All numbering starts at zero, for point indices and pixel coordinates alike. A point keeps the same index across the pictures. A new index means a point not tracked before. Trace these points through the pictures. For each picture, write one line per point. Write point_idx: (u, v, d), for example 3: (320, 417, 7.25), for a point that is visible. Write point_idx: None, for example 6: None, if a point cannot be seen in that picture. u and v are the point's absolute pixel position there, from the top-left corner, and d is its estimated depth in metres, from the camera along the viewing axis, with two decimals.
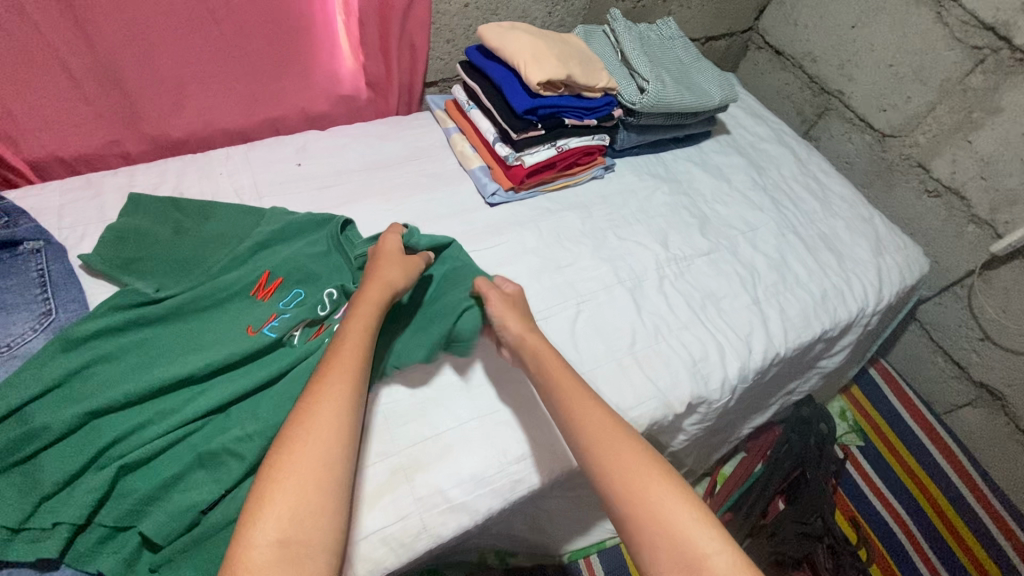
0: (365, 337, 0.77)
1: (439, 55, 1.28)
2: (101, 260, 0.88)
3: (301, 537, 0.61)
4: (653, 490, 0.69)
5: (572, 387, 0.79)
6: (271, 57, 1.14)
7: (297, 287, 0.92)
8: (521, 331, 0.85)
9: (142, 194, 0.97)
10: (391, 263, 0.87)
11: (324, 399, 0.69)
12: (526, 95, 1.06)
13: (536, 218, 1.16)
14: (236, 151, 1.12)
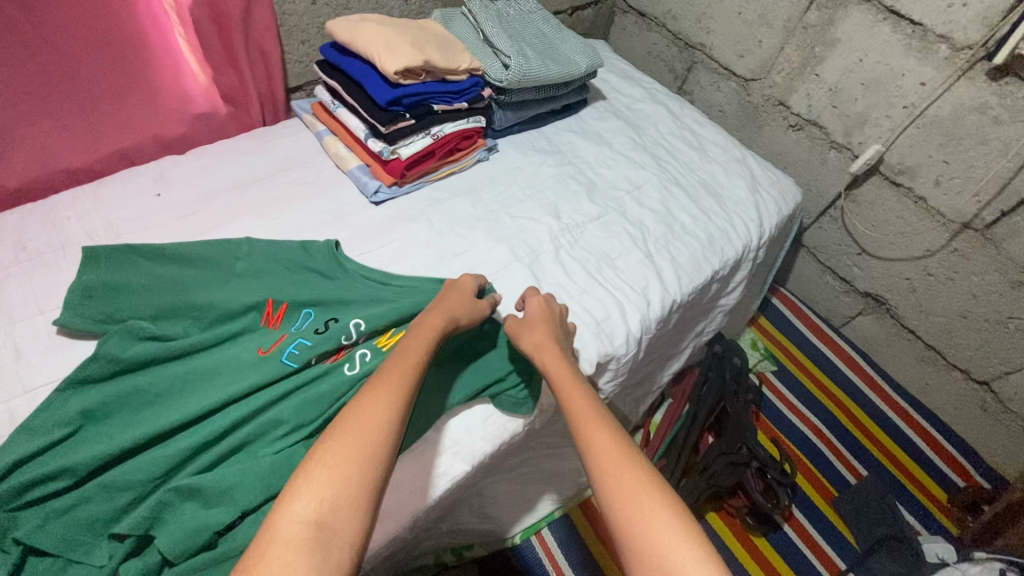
0: (427, 351, 0.76)
1: (297, 58, 1.24)
2: (84, 318, 0.85)
3: (332, 521, 0.58)
4: (656, 523, 0.58)
5: (584, 389, 0.74)
6: (105, 84, 1.04)
7: (307, 308, 0.92)
8: (546, 344, 0.82)
9: (99, 246, 0.92)
10: (457, 296, 0.87)
11: (383, 401, 0.67)
12: (386, 87, 1.03)
13: (425, 210, 1.14)
14: (84, 192, 1.02)
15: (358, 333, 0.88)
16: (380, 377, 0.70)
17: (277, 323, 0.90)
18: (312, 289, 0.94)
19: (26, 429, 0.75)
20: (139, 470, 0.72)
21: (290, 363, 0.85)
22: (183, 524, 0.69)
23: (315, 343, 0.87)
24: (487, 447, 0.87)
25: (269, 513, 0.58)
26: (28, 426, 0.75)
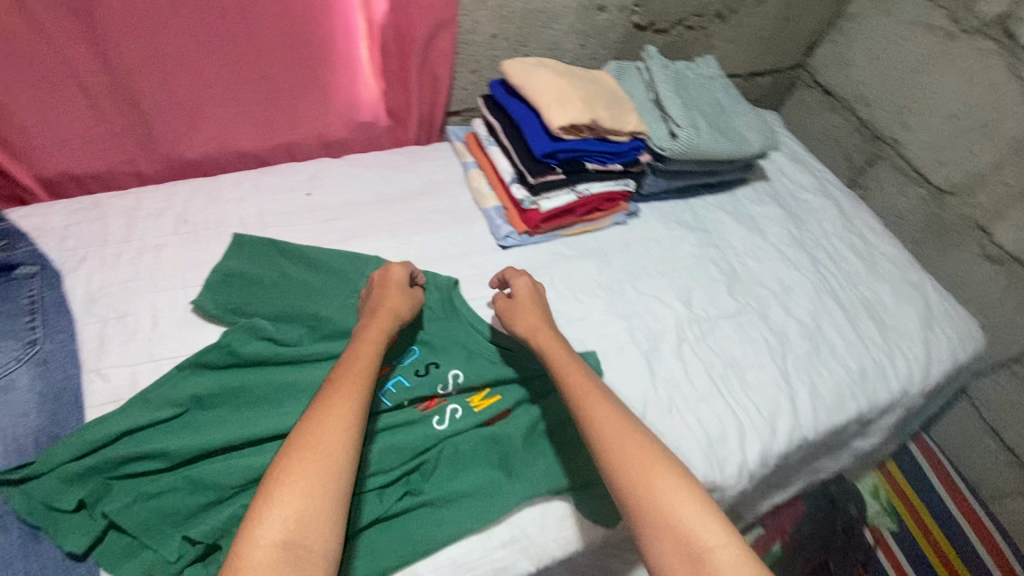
0: (376, 354, 0.73)
1: (462, 85, 1.23)
2: (214, 305, 0.88)
3: (302, 532, 0.56)
4: (660, 480, 0.61)
5: (576, 368, 0.76)
6: (289, 83, 1.11)
7: (412, 345, 0.89)
8: (536, 323, 0.83)
9: (245, 235, 0.97)
10: (395, 293, 0.83)
11: (344, 399, 0.66)
12: (546, 137, 0.99)
13: (550, 264, 1.08)
14: (246, 178, 1.09)
15: (455, 385, 0.86)
16: (335, 383, 0.68)
17: (381, 352, 0.88)
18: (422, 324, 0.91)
19: (141, 399, 0.78)
20: (229, 474, 0.73)
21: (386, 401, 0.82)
22: None
23: (414, 385, 0.84)
24: (558, 552, 0.79)
25: (233, 541, 0.55)
26: (143, 396, 0.78)
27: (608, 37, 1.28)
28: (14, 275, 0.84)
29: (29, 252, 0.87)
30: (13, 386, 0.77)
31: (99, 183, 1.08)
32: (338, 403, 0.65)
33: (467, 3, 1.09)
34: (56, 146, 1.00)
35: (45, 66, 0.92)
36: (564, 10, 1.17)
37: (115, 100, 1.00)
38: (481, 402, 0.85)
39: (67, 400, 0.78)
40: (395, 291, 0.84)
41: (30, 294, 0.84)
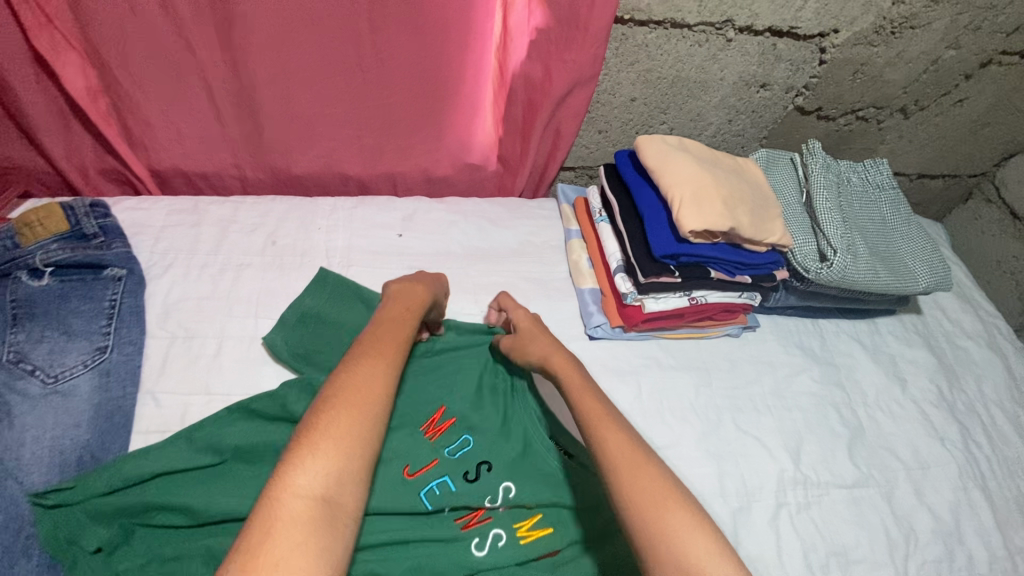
0: (412, 325, 0.72)
1: (585, 143, 1.11)
2: (284, 346, 0.84)
3: (332, 487, 0.51)
4: (678, 520, 0.57)
5: (590, 393, 0.72)
6: (407, 113, 1.05)
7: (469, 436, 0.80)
8: (549, 354, 0.79)
9: (329, 270, 0.91)
10: (425, 286, 0.81)
11: (383, 359, 0.63)
12: (670, 238, 0.85)
13: (641, 370, 0.95)
14: (344, 206, 1.05)
15: (504, 501, 0.75)
16: (371, 345, 0.65)
17: (433, 436, 0.79)
18: (483, 412, 0.82)
19: (187, 435, 0.74)
20: None
21: (426, 503, 0.74)
22: None
23: (458, 490, 0.75)
24: None
25: (265, 486, 0.50)
26: (190, 433, 0.74)
27: (763, 118, 1.11)
28: (103, 275, 0.84)
29: (120, 254, 0.85)
30: (73, 394, 0.76)
31: (205, 185, 1.07)
32: (374, 365, 0.61)
33: (614, 63, 0.96)
34: (173, 142, 1.00)
35: (177, 65, 0.92)
36: (720, 82, 1.02)
37: (237, 106, 0.99)
38: (526, 533, 0.74)
39: (117, 422, 0.76)
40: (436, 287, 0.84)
41: (112, 297, 0.83)
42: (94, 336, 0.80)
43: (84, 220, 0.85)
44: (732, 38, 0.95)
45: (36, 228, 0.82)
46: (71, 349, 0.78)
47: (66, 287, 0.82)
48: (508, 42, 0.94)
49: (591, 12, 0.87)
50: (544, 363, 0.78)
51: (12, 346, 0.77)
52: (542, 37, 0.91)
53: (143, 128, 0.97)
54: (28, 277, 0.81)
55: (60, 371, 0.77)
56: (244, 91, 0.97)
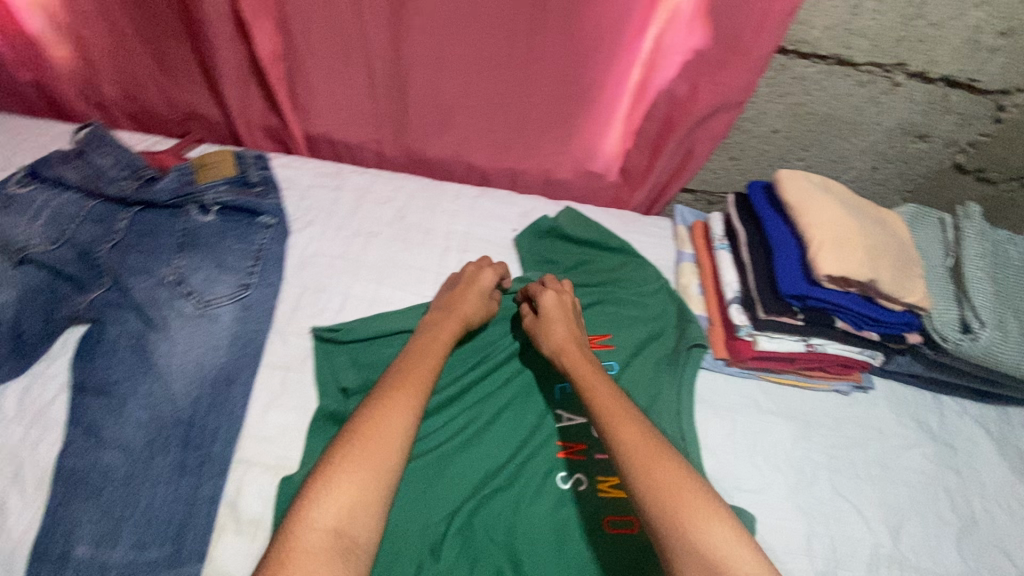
0: (448, 342, 0.80)
1: (712, 168, 1.09)
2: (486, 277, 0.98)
3: (351, 516, 0.58)
4: (692, 504, 0.59)
5: (598, 378, 0.75)
6: (542, 115, 1.08)
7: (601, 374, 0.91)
8: (565, 342, 0.81)
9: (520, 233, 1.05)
10: (472, 296, 0.88)
11: (405, 395, 0.69)
12: (799, 278, 0.82)
13: (738, 409, 0.92)
14: (468, 194, 1.10)
15: None
16: (400, 378, 0.72)
17: (591, 349, 0.93)
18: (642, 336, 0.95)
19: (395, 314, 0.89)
20: None
21: (556, 394, 0.87)
22: None
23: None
24: None
25: (289, 518, 0.58)
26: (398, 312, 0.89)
27: (912, 170, 1.04)
28: (256, 221, 0.93)
29: (273, 204, 0.94)
30: (218, 320, 0.85)
31: (346, 153, 1.16)
32: (394, 405, 0.68)
33: (764, 92, 0.94)
34: (328, 112, 1.09)
35: (348, 41, 1.00)
36: (874, 127, 0.97)
37: (390, 86, 1.06)
38: (608, 475, 0.80)
39: (250, 351, 0.84)
40: (489, 278, 0.91)
41: (260, 242, 0.92)
42: (241, 274, 0.89)
43: (249, 169, 0.95)
44: (899, 82, 0.90)
45: (212, 169, 0.93)
46: (221, 282, 0.88)
47: (225, 225, 0.92)
48: (658, 61, 0.94)
49: (756, 37, 0.85)
50: (558, 351, 0.81)
51: (175, 269, 0.87)
52: (697, 57, 0.90)
53: (307, 95, 1.06)
54: (196, 212, 0.91)
55: (210, 298, 0.86)
56: (399, 73, 1.05)
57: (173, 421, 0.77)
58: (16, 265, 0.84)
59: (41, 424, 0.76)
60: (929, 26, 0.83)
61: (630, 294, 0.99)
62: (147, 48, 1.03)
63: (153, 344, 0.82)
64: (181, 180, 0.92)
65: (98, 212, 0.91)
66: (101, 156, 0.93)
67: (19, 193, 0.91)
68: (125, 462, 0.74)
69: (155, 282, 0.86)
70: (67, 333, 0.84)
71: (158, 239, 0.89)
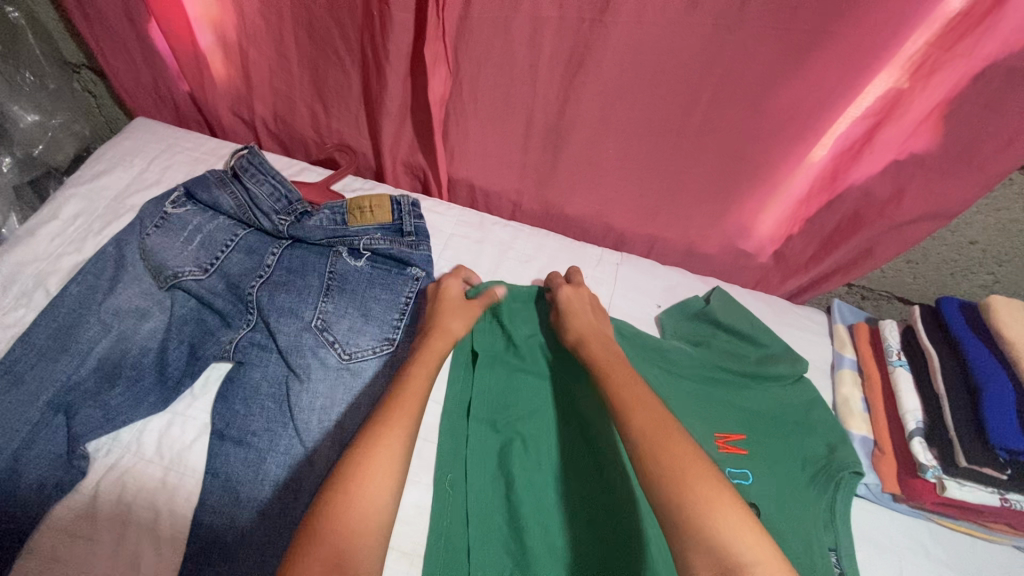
0: (441, 354, 0.77)
1: (884, 269, 1.00)
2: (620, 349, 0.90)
3: (367, 509, 0.55)
4: (696, 472, 0.56)
5: (619, 367, 0.75)
6: (702, 189, 1.00)
7: (744, 479, 0.81)
8: (588, 333, 0.82)
9: (665, 314, 0.98)
10: (457, 310, 0.85)
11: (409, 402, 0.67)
12: (1018, 430, 0.72)
13: (907, 554, 0.81)
14: (610, 260, 1.04)
15: None
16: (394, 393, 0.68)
17: (724, 453, 0.83)
18: (783, 446, 0.86)
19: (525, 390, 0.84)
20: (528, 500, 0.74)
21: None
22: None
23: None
24: None
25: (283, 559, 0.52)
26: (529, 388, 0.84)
27: None
28: (406, 272, 0.89)
29: (424, 256, 0.90)
30: (360, 376, 0.81)
31: (483, 198, 1.11)
32: (392, 424, 0.63)
33: (980, 204, 0.85)
34: (476, 157, 1.05)
35: (516, 91, 0.94)
36: None
37: (546, 140, 1.01)
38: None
39: None
40: (456, 285, 0.89)
41: (408, 295, 0.88)
42: (386, 327, 0.85)
43: (405, 216, 0.92)
44: None
45: (367, 213, 0.91)
46: (366, 333, 0.84)
47: (374, 272, 0.88)
48: (860, 153, 0.85)
49: (997, 154, 0.78)
50: (579, 341, 0.81)
51: (321, 314, 0.83)
52: (914, 159, 0.83)
53: (460, 139, 1.02)
54: (347, 254, 0.88)
55: (354, 350, 0.82)
56: (559, 129, 0.98)
57: (311, 486, 0.73)
58: (171, 290, 0.82)
59: (178, 470, 0.72)
60: None
61: (771, 396, 0.91)
62: (308, 73, 0.99)
63: (294, 395, 0.78)
64: (335, 219, 0.91)
65: (248, 244, 0.88)
66: (255, 184, 0.90)
67: (172, 214, 0.88)
68: (262, 526, 0.70)
69: (300, 326, 0.82)
70: (209, 368, 0.81)
71: (306, 278, 0.86)
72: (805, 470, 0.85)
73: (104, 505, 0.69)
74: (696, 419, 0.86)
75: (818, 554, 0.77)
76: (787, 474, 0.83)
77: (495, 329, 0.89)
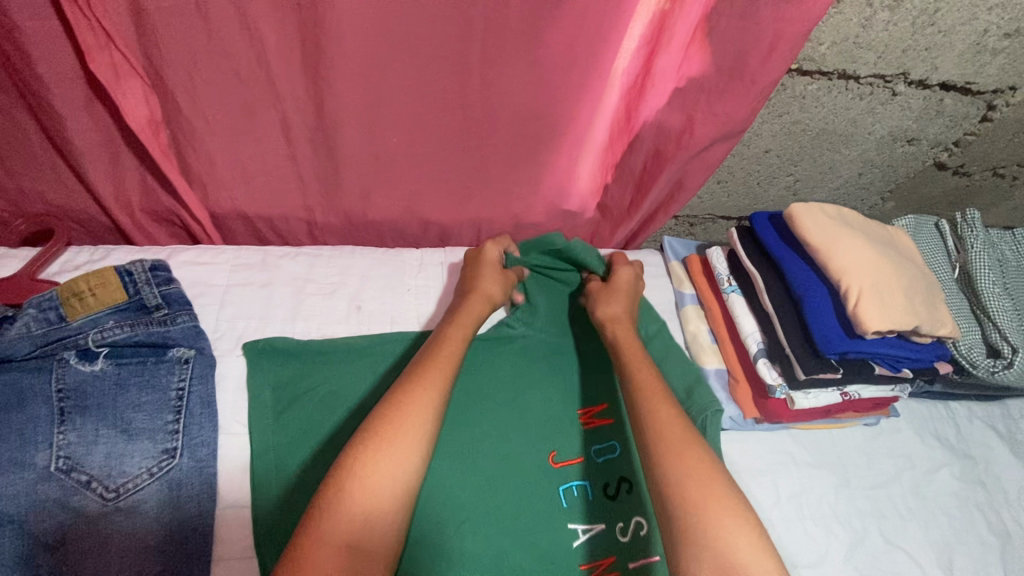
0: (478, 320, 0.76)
1: (700, 192, 0.98)
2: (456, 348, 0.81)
3: (391, 475, 0.57)
4: (713, 500, 0.58)
5: (643, 360, 0.74)
6: (507, 157, 0.90)
7: (615, 441, 0.78)
8: (623, 317, 0.80)
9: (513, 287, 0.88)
10: (490, 273, 0.81)
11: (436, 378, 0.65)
12: (837, 334, 0.74)
13: (776, 468, 0.84)
14: (433, 260, 0.92)
15: (637, 535, 0.72)
16: (438, 343, 0.70)
17: (587, 429, 0.79)
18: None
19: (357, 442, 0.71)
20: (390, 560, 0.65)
21: (560, 500, 0.73)
22: None
23: (596, 501, 0.74)
24: None
25: (297, 535, 0.54)
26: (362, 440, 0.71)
27: (897, 172, 0.98)
28: (166, 356, 0.70)
29: (187, 330, 0.72)
30: (137, 512, 0.63)
31: (266, 228, 0.92)
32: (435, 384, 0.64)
33: (762, 114, 0.84)
34: (236, 184, 0.85)
35: (252, 90, 0.76)
36: (867, 137, 0.90)
37: (315, 144, 0.84)
38: None
39: (193, 551, 0.63)
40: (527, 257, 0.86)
41: (178, 384, 0.69)
42: (158, 436, 0.66)
43: (144, 288, 0.71)
44: (899, 91, 0.83)
45: (87, 298, 0.69)
46: (131, 455, 0.65)
47: (122, 372, 0.68)
48: (644, 87, 0.81)
49: (764, 63, 0.76)
50: (607, 322, 0.80)
51: (62, 450, 0.63)
52: (693, 85, 0.80)
53: (205, 166, 0.81)
54: (77, 360, 0.67)
55: (121, 483, 0.63)
56: (326, 126, 0.82)
57: None
58: None
59: None
60: (937, 33, 0.75)
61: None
62: None
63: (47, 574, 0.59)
64: (46, 317, 0.68)
65: None
66: None
67: None
68: None
69: (32, 480, 0.61)
70: None
71: (25, 411, 0.63)
72: None
73: None
74: (554, 399, 0.80)
75: None
76: None
77: (302, 370, 0.75)
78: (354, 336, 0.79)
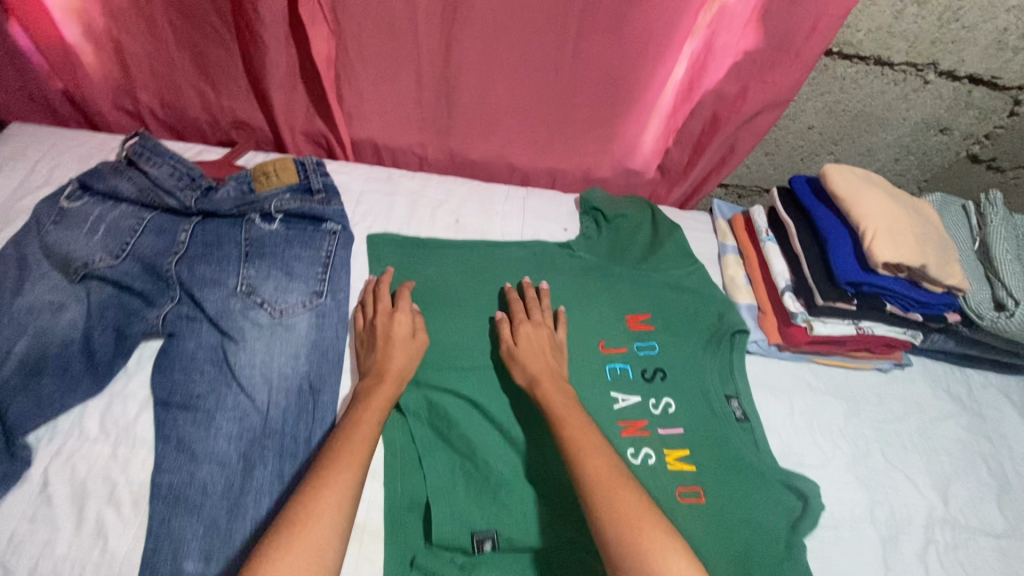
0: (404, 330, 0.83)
1: (748, 162, 1.15)
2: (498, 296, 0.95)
3: (323, 523, 0.61)
4: (645, 532, 0.63)
5: (576, 413, 0.76)
6: (586, 116, 1.10)
7: (655, 341, 0.96)
8: (545, 375, 0.81)
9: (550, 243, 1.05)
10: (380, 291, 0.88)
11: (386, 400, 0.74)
12: (852, 265, 0.89)
13: (794, 389, 0.97)
14: (516, 195, 1.13)
15: (664, 410, 0.89)
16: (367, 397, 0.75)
17: (633, 330, 0.97)
18: (688, 317, 0.99)
19: (452, 308, 0.92)
20: (472, 389, 0.84)
21: (607, 374, 0.91)
22: (415, 482, 0.77)
23: (635, 380, 0.91)
24: None
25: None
26: (456, 306, 0.92)
27: (932, 160, 1.11)
28: (321, 227, 0.94)
29: (337, 211, 0.95)
30: (294, 328, 0.85)
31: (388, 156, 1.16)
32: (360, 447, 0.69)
33: (806, 91, 1.01)
34: (373, 117, 1.09)
35: (398, 42, 1.00)
36: (902, 121, 1.04)
37: (437, 90, 1.07)
38: (670, 448, 0.85)
39: (330, 361, 0.84)
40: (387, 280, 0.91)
41: (327, 248, 0.92)
42: (311, 280, 0.89)
43: (312, 176, 0.96)
44: (931, 80, 0.97)
45: (271, 177, 0.94)
46: (292, 289, 0.88)
47: (290, 233, 0.92)
48: (707, 61, 0.99)
49: (809, 42, 0.93)
50: (534, 386, 0.79)
51: (245, 278, 0.87)
52: (749, 60, 0.97)
53: (355, 100, 1.06)
54: (261, 220, 0.91)
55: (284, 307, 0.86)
56: (448, 76, 1.05)
57: (264, 430, 0.77)
58: (85, 280, 0.82)
59: (129, 444, 0.74)
60: (963, 29, 0.90)
61: (671, 273, 1.04)
62: (188, 54, 1.01)
63: (232, 356, 0.81)
64: (242, 189, 0.93)
65: (157, 225, 0.89)
66: (154, 167, 0.91)
67: (70, 208, 0.87)
68: (224, 474, 0.74)
69: (226, 293, 0.85)
70: (140, 348, 0.83)
71: (223, 249, 0.88)
72: (703, 337, 0.98)
73: (58, 487, 0.70)
74: (607, 305, 0.99)
75: (716, 399, 0.91)
76: (686, 342, 0.97)
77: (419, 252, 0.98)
78: (453, 242, 1.00)
